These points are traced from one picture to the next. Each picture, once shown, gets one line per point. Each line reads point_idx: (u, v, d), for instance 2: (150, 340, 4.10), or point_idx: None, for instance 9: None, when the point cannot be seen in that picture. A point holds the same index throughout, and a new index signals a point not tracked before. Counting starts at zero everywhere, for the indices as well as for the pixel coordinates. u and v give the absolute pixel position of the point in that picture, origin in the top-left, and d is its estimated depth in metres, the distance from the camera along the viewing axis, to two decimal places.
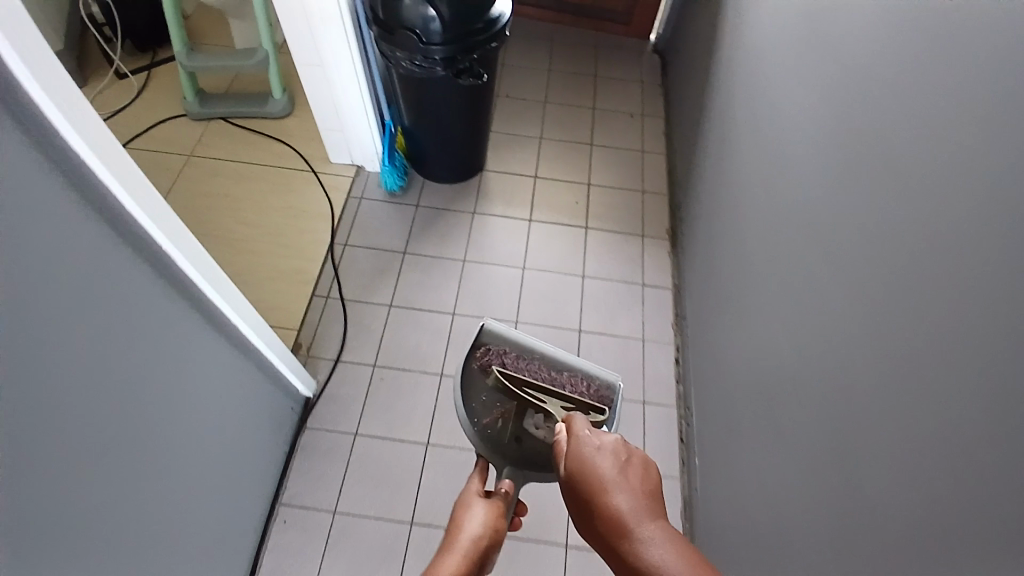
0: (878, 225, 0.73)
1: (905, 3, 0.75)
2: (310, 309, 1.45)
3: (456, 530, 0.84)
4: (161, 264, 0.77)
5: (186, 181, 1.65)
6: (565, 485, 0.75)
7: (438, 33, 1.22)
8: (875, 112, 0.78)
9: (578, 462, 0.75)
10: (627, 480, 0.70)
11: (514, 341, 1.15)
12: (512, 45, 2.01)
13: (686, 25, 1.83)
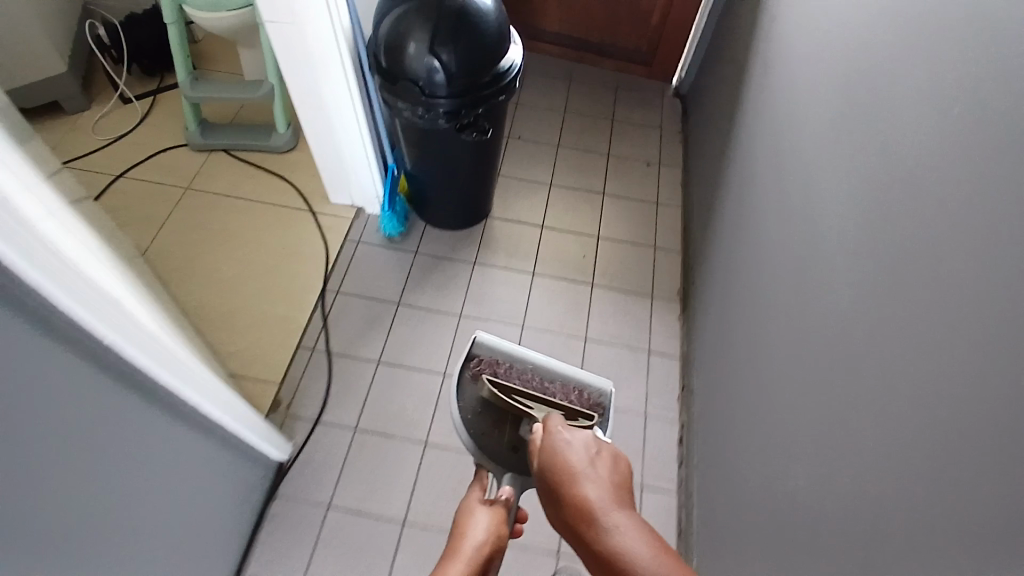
0: (906, 371, 0.63)
1: (951, 109, 0.65)
2: (294, 361, 1.40)
3: (459, 537, 0.79)
4: (106, 359, 0.69)
5: (181, 214, 1.59)
6: (540, 476, 0.79)
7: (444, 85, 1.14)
8: (912, 231, 0.67)
9: (551, 456, 0.79)
10: (597, 472, 0.74)
11: (506, 351, 1.12)
12: (527, 83, 1.94)
13: (709, 72, 1.74)
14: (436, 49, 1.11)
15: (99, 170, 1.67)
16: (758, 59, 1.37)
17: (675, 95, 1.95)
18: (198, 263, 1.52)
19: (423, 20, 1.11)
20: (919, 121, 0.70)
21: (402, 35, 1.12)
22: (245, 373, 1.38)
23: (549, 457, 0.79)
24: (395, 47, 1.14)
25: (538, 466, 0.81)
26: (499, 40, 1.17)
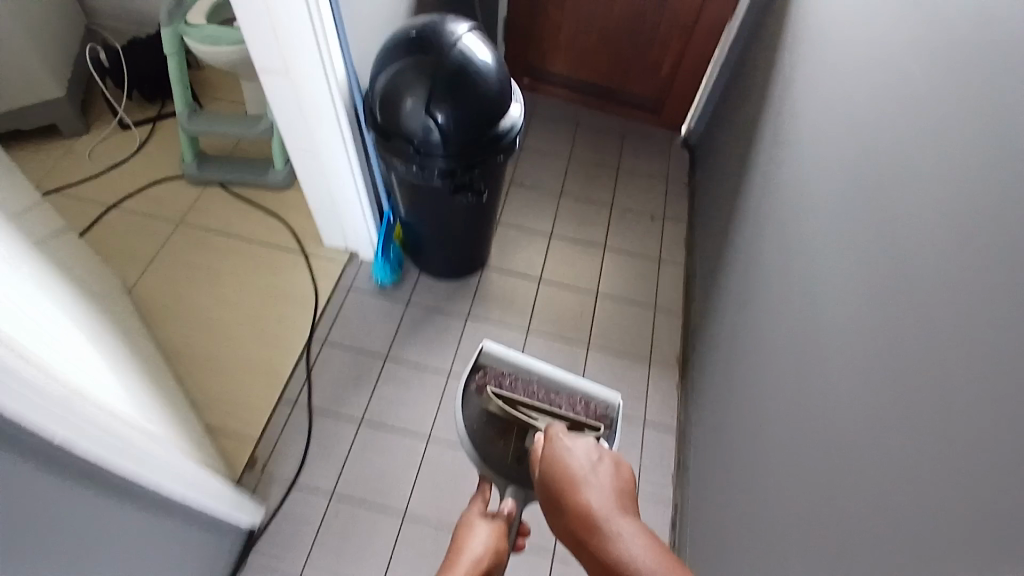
0: (906, 529, 0.58)
1: (968, 244, 0.60)
2: (273, 417, 1.35)
3: (458, 552, 0.84)
4: (53, 455, 0.64)
5: (170, 252, 1.54)
6: (541, 485, 0.81)
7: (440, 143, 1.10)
8: (917, 368, 0.62)
9: (553, 467, 0.81)
10: (597, 479, 0.76)
11: (512, 362, 1.14)
12: (533, 127, 1.90)
13: (718, 128, 1.70)
14: (433, 107, 1.07)
15: (93, 200, 1.62)
16: (769, 124, 1.32)
17: (682, 144, 1.91)
18: (184, 305, 1.46)
19: (422, 77, 1.06)
20: (935, 245, 0.65)
21: (399, 90, 1.08)
22: (223, 427, 1.33)
23: (551, 467, 0.81)
24: (392, 101, 1.09)
25: (540, 477, 0.83)
26: (500, 100, 1.12)
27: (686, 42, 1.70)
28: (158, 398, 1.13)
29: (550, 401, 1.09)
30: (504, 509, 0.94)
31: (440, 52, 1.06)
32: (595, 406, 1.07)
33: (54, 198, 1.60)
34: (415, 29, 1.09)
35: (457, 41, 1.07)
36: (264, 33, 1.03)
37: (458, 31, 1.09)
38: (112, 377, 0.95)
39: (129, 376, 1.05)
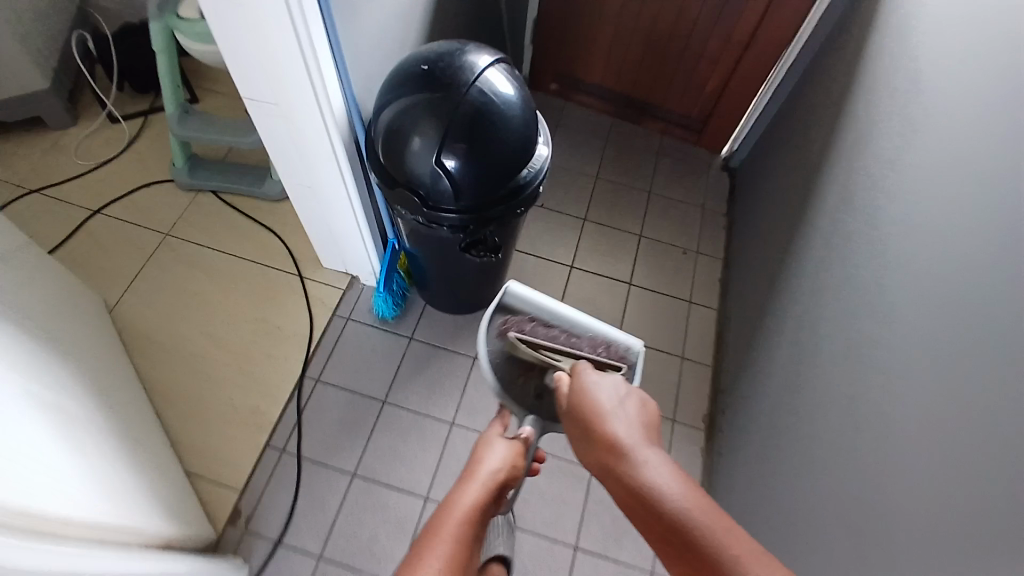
0: None
1: None
2: (259, 465, 1.25)
3: (475, 466, 0.83)
4: None
5: (158, 269, 1.43)
6: (569, 418, 0.81)
7: (451, 195, 0.94)
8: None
9: (580, 398, 0.81)
10: (627, 414, 0.76)
11: (533, 306, 1.11)
12: (560, 140, 1.74)
13: (766, 156, 1.53)
14: (443, 153, 0.91)
15: (79, 205, 1.49)
16: (825, 174, 1.16)
17: (723, 168, 1.75)
18: (170, 332, 1.36)
19: (432, 117, 0.91)
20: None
21: (404, 129, 0.93)
22: (207, 472, 1.24)
23: (580, 398, 0.81)
24: (396, 141, 0.94)
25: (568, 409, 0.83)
26: (524, 146, 0.96)
27: (737, 61, 1.52)
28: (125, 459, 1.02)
29: (572, 344, 1.08)
30: (525, 434, 0.96)
31: (454, 89, 0.90)
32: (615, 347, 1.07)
33: (37, 201, 1.48)
34: (429, 58, 0.94)
35: (477, 77, 0.92)
36: (247, 60, 0.88)
37: (480, 64, 0.93)
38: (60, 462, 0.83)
39: (90, 443, 0.94)
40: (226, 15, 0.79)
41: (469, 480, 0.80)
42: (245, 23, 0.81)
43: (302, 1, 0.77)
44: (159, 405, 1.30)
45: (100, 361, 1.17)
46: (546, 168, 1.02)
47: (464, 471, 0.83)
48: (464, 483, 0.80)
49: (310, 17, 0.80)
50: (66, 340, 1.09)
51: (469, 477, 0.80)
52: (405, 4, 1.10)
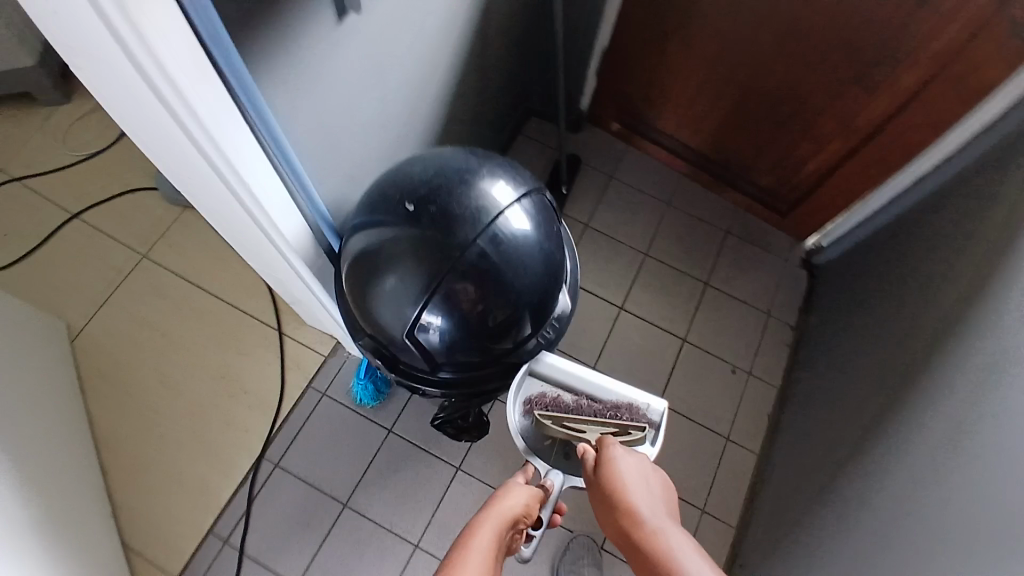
0: None
1: None
2: (197, 554, 1.09)
3: (494, 499, 0.77)
4: None
5: (127, 297, 1.24)
6: (590, 482, 0.80)
7: (428, 364, 0.71)
8: None
9: (602, 461, 0.79)
10: (650, 490, 0.77)
11: (562, 373, 0.94)
12: (612, 196, 1.44)
13: (863, 278, 1.22)
14: (422, 309, 0.65)
15: (52, 201, 1.29)
16: (936, 371, 0.86)
17: (803, 263, 1.42)
18: (128, 376, 1.19)
19: (414, 263, 0.65)
20: None
21: (378, 260, 0.67)
22: (139, 549, 1.09)
23: (601, 460, 0.79)
24: (365, 271, 0.68)
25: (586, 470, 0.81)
26: (537, 315, 0.70)
27: (854, 147, 1.17)
28: (47, 559, 0.87)
29: (596, 409, 0.92)
30: (545, 483, 0.86)
31: (454, 227, 0.64)
32: (639, 408, 0.91)
33: (7, 189, 1.29)
34: (432, 173, 0.67)
35: (491, 216, 0.65)
36: (169, 163, 0.60)
37: (501, 196, 0.67)
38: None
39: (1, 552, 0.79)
40: (132, 109, 0.51)
41: (485, 526, 0.72)
42: (146, 126, 0.53)
43: (203, 117, 0.49)
44: (102, 462, 1.13)
45: (41, 413, 1.00)
46: (567, 322, 0.77)
47: (482, 511, 0.75)
48: (477, 527, 0.72)
49: (224, 132, 0.52)
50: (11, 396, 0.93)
51: (482, 526, 0.72)
52: (422, 69, 0.80)
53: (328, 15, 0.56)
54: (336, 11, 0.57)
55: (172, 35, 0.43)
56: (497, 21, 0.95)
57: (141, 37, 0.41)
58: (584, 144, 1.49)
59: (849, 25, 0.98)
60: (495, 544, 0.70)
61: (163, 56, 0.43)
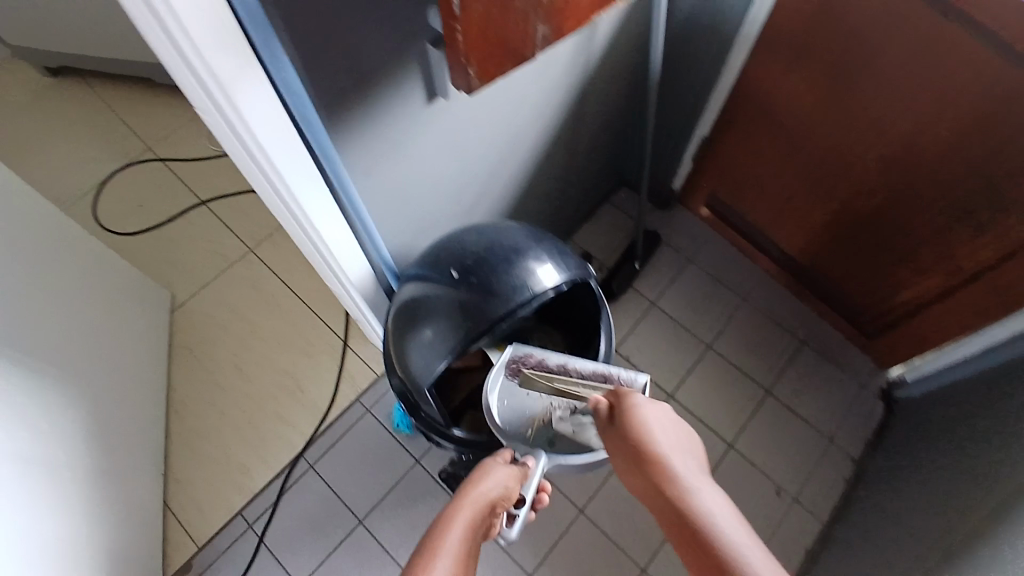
0: None
1: None
2: (224, 530, 1.18)
3: (460, 495, 0.63)
4: None
5: (226, 283, 1.39)
6: (607, 434, 0.68)
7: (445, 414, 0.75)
8: None
9: (627, 413, 0.66)
10: (676, 441, 0.67)
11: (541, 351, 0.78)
12: (687, 281, 1.42)
13: (941, 426, 1.11)
14: (446, 362, 0.69)
15: (186, 186, 1.48)
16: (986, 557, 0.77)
17: (881, 393, 1.32)
18: (208, 353, 1.33)
19: (450, 326, 0.69)
20: None
21: (421, 309, 0.72)
22: (176, 510, 1.19)
23: (625, 413, 0.67)
24: (407, 317, 0.74)
25: (603, 425, 0.68)
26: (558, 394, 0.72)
27: (951, 288, 1.08)
28: (94, 502, 0.99)
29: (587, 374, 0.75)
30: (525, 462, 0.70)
31: (492, 298, 0.68)
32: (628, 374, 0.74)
33: (152, 167, 1.50)
34: (486, 245, 0.72)
35: (529, 294, 0.68)
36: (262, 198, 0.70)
37: (545, 276, 0.70)
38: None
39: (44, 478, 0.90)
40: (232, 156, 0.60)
41: (461, 508, 0.61)
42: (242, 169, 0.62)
43: (282, 173, 0.58)
44: (167, 424, 1.26)
45: (126, 368, 1.15)
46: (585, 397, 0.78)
47: (449, 509, 0.62)
48: (453, 509, 0.61)
49: (299, 186, 0.60)
50: (103, 352, 1.08)
51: (457, 509, 0.61)
52: (509, 145, 0.86)
53: (417, 101, 0.63)
54: (427, 96, 0.63)
55: (264, 111, 0.51)
56: (593, 104, 1.00)
57: (236, 109, 0.49)
58: (669, 224, 1.48)
59: (958, 162, 0.92)
60: (475, 529, 0.60)
61: (253, 126, 0.51)
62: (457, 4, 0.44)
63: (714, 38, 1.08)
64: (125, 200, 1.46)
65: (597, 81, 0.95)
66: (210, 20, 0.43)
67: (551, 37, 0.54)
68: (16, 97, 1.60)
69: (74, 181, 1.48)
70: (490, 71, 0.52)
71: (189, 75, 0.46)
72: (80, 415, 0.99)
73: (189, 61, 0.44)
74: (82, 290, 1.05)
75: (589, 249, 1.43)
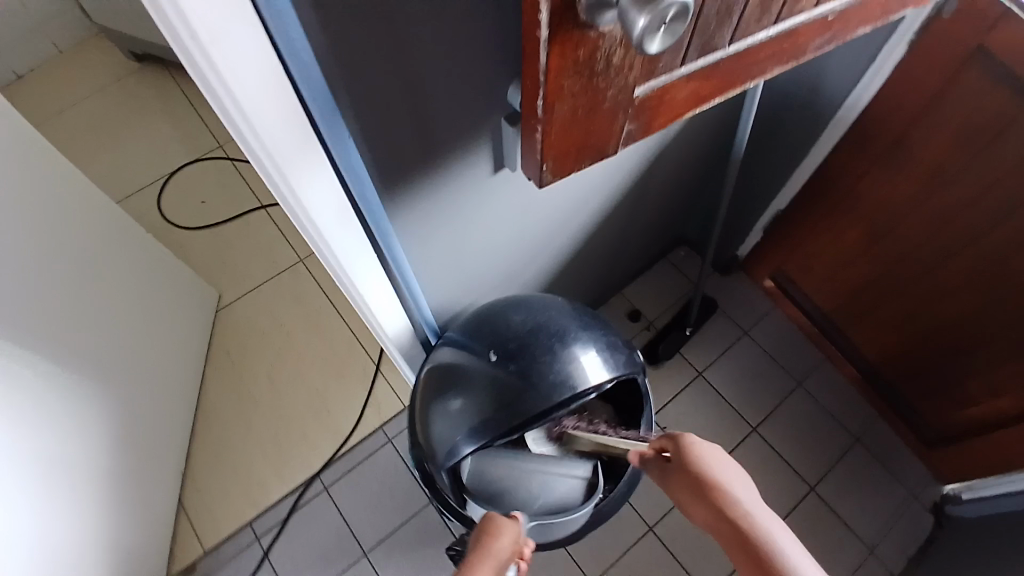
0: None
1: None
2: (231, 539, 1.17)
3: (472, 560, 0.64)
4: None
5: (272, 288, 1.40)
6: (670, 479, 0.63)
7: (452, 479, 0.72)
8: None
9: (686, 445, 0.63)
10: (748, 488, 0.61)
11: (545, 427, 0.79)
12: (739, 354, 1.34)
13: (976, 548, 1.02)
14: (472, 446, 0.65)
15: (249, 186, 1.50)
16: None
17: (932, 508, 1.19)
18: (244, 357, 1.33)
19: (480, 409, 0.64)
20: None
21: (452, 383, 0.68)
22: (189, 510, 1.19)
23: (684, 447, 0.62)
24: (437, 388, 0.70)
25: (661, 471, 0.64)
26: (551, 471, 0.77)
27: None
28: (111, 498, 0.99)
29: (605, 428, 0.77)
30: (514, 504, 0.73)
31: (532, 390, 0.63)
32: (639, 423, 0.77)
33: (220, 163, 1.52)
34: (532, 328, 0.68)
35: (572, 393, 0.63)
36: None
37: (589, 373, 0.65)
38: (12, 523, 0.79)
39: (64, 475, 0.90)
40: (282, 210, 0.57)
41: (474, 573, 0.62)
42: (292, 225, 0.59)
43: (335, 249, 0.54)
44: (194, 423, 1.27)
45: (163, 364, 1.15)
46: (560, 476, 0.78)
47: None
48: (465, 575, 0.63)
49: (349, 259, 0.56)
50: (143, 348, 1.08)
51: None
52: (572, 207, 0.81)
53: (484, 170, 0.59)
54: (494, 164, 0.59)
55: (321, 190, 0.48)
56: (664, 171, 0.95)
57: (292, 189, 0.46)
58: (728, 291, 1.41)
59: None
60: None
61: (306, 205, 0.48)
62: (541, 106, 0.40)
63: (808, 114, 1.01)
64: (189, 193, 1.49)
65: (672, 149, 0.90)
66: (275, 104, 0.40)
67: (637, 133, 0.50)
68: (104, 79, 1.65)
69: (144, 168, 1.52)
70: (566, 166, 0.48)
71: (248, 152, 0.43)
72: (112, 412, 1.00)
73: (248, 140, 0.42)
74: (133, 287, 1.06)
75: (639, 307, 1.37)
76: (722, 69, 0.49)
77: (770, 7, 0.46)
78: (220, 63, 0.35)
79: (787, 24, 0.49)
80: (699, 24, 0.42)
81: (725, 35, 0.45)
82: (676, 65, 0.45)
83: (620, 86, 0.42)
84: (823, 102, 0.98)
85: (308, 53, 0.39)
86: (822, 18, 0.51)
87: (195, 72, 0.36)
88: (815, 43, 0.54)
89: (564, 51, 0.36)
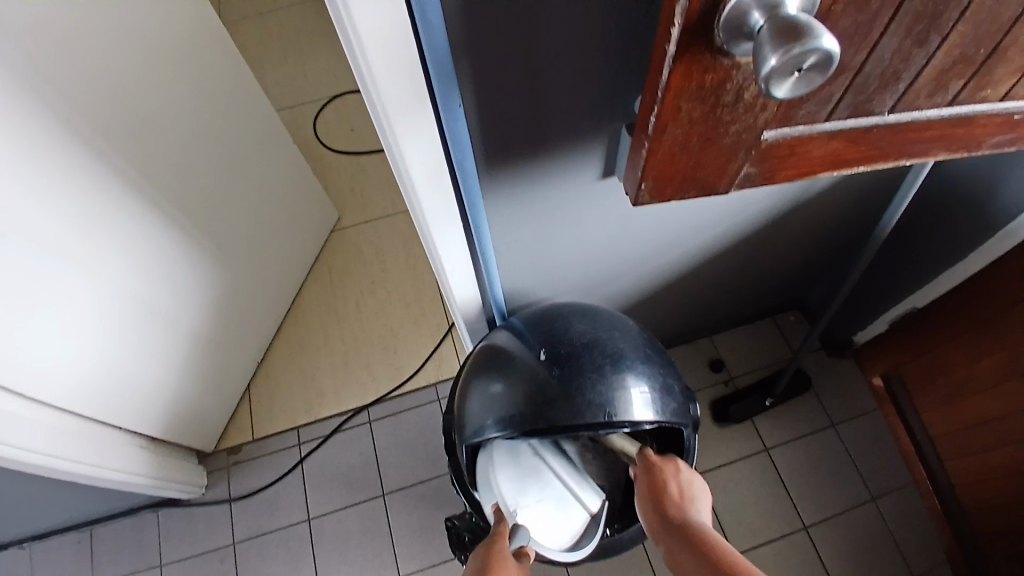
0: None
1: None
2: (278, 435, 1.28)
3: None
4: None
5: (384, 226, 1.48)
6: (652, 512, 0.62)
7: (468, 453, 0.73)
8: None
9: (663, 462, 0.65)
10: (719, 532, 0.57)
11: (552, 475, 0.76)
12: (815, 444, 1.22)
13: None
14: (496, 431, 0.65)
15: None
16: None
17: None
18: (339, 279, 1.42)
19: (514, 398, 0.65)
20: None
21: (499, 366, 0.68)
22: (253, 397, 1.31)
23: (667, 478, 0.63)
24: (483, 366, 0.70)
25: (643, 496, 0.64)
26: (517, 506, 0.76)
27: None
28: (191, 361, 1.13)
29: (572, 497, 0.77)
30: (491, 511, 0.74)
31: (569, 399, 0.63)
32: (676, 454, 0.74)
33: None
34: (589, 341, 0.67)
35: (607, 416, 0.63)
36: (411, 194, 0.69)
37: (632, 406, 0.64)
38: (99, 354, 0.93)
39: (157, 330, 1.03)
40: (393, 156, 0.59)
41: None
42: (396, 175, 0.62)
43: (424, 210, 0.55)
44: (282, 323, 1.38)
45: (273, 261, 1.27)
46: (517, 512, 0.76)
47: None
48: None
49: (436, 223, 0.58)
50: (259, 242, 1.20)
51: None
52: (678, 235, 0.78)
53: (591, 172, 0.58)
54: (603, 172, 0.59)
55: (423, 153, 0.49)
56: (791, 227, 0.87)
57: (396, 145, 0.48)
58: (829, 374, 1.28)
59: None
60: None
61: (406, 164, 0.50)
62: (653, 123, 0.38)
63: (981, 212, 0.89)
64: (343, 119, 1.61)
65: (806, 207, 0.83)
66: (395, 57, 0.41)
67: (756, 178, 0.46)
68: None
69: (317, 85, 1.66)
70: (667, 191, 0.46)
71: (362, 96, 0.45)
72: (216, 289, 1.12)
73: (366, 85, 0.44)
74: (267, 188, 1.17)
75: (725, 358, 1.29)
76: (873, 136, 0.44)
77: (947, 84, 0.40)
78: (354, 9, 0.37)
79: (963, 110, 0.44)
80: (855, 81, 0.38)
81: (885, 100, 0.41)
82: (819, 117, 0.40)
83: (746, 124, 0.39)
84: (1004, 205, 0.85)
85: (436, 14, 0.40)
86: (1007, 113, 0.45)
87: (331, 12, 0.38)
88: (994, 139, 0.47)
89: (690, 73, 0.34)
